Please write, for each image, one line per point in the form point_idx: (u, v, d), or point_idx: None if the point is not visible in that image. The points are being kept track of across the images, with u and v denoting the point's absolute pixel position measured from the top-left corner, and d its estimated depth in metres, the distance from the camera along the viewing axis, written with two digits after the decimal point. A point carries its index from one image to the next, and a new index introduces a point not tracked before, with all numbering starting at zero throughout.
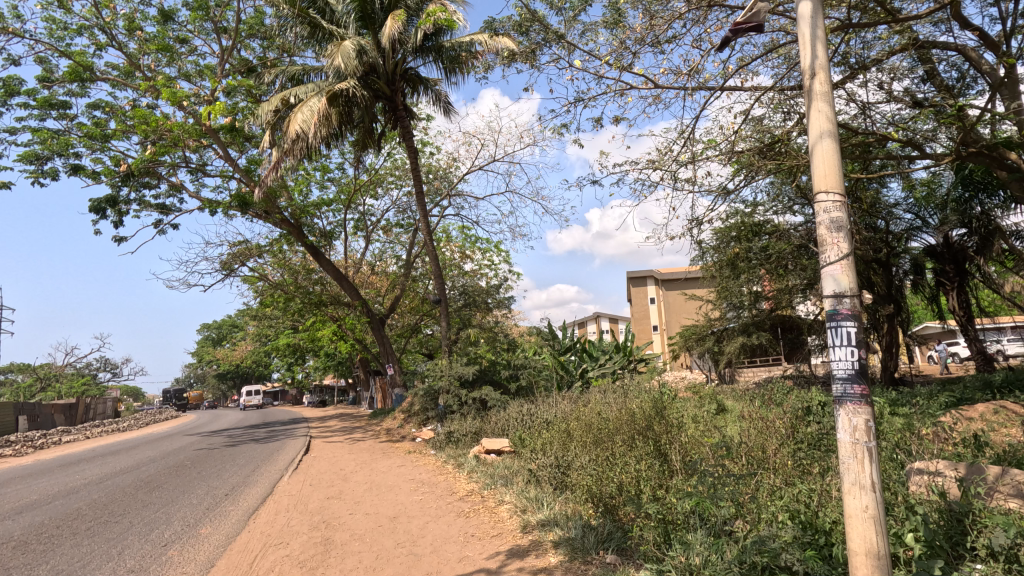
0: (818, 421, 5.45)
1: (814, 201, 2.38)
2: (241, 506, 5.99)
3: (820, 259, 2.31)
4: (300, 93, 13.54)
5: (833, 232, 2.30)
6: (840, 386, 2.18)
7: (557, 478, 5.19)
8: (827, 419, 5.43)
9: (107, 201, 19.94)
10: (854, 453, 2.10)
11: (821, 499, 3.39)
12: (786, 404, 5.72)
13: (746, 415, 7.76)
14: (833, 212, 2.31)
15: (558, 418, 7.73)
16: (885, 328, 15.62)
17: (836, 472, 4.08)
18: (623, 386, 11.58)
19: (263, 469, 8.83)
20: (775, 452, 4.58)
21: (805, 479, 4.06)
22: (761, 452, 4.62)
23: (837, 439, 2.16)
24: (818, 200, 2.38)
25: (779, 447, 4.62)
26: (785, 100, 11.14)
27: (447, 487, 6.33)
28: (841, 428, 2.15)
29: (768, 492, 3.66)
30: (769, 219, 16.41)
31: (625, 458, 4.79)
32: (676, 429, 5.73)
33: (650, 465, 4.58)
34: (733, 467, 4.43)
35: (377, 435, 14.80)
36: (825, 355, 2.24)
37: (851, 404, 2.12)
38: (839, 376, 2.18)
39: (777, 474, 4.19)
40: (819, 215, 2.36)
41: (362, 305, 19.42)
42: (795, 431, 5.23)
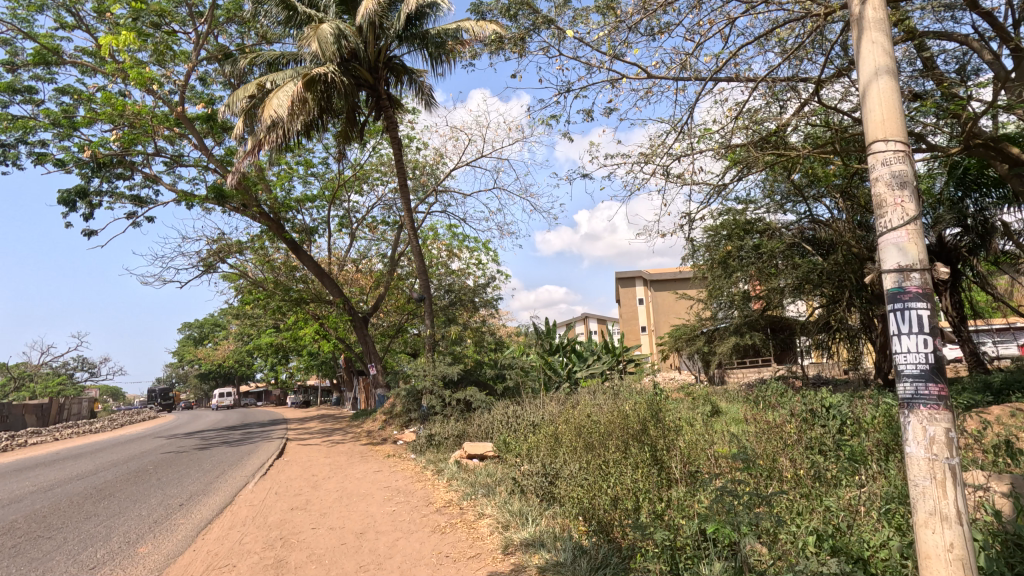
0: (826, 425, 5.01)
1: (870, 150, 2.04)
2: (193, 519, 5.41)
3: (881, 225, 1.98)
4: (276, 78, 12.91)
5: (894, 190, 2.00)
6: (910, 386, 1.92)
7: (544, 489, 4.66)
8: (837, 424, 4.99)
9: (77, 192, 19.14)
10: (932, 473, 1.87)
11: (847, 517, 3.01)
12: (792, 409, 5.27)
13: (744, 419, 7.34)
14: (895, 164, 1.98)
15: (545, 421, 7.24)
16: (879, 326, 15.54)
17: (859, 486, 3.63)
18: (613, 387, 11.14)
19: (228, 475, 8.23)
20: (791, 464, 4.11)
21: (825, 493, 3.59)
22: (771, 463, 4.19)
23: (911, 456, 1.91)
24: (876, 150, 2.04)
25: (794, 461, 4.18)
26: (783, 91, 10.73)
27: (424, 496, 5.79)
28: (915, 441, 1.91)
29: (789, 510, 3.21)
30: (761, 217, 16.09)
31: (622, 466, 4.34)
32: (673, 434, 5.28)
33: (649, 475, 4.15)
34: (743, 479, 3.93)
35: (357, 437, 14.21)
36: (891, 345, 1.95)
37: (926, 411, 1.88)
38: (910, 375, 1.92)
39: (795, 489, 3.72)
40: (879, 168, 2.02)
41: (344, 303, 18.78)
42: (804, 442, 4.78)
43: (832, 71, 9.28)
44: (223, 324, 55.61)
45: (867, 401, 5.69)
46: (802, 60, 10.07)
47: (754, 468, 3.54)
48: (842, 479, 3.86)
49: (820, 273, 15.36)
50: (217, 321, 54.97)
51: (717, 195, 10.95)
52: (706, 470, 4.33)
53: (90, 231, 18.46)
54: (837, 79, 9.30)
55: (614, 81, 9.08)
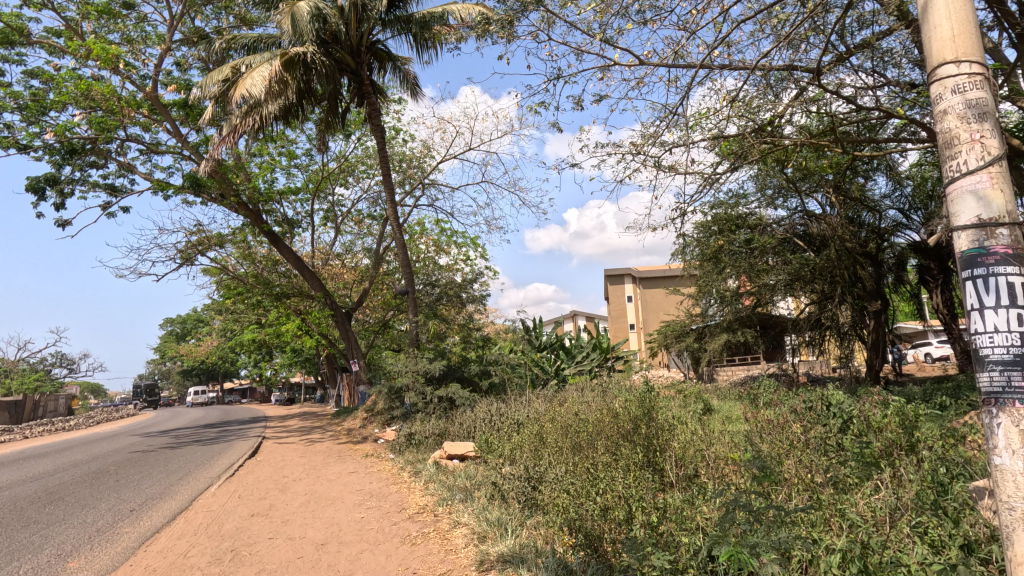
0: (835, 427, 4.65)
1: (943, 70, 2.09)
2: (140, 527, 4.91)
3: (959, 171, 2.02)
4: (252, 60, 12.33)
5: (970, 123, 2.03)
6: (999, 374, 1.89)
7: (526, 496, 4.23)
8: (844, 425, 4.63)
9: (47, 179, 18.34)
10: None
11: (876, 531, 2.70)
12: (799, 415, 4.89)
13: (740, 419, 7.00)
14: (971, 90, 2.04)
15: (530, 420, 6.85)
16: (870, 323, 15.35)
17: (876, 495, 3.24)
18: (601, 384, 10.78)
19: (193, 476, 7.74)
20: (803, 473, 3.72)
21: (841, 503, 3.18)
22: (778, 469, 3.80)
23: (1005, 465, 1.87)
24: (947, 69, 2.09)
25: (804, 466, 3.82)
26: (779, 79, 10.38)
27: (397, 501, 5.34)
28: (1009, 443, 1.87)
29: (806, 524, 2.84)
30: (753, 211, 15.83)
31: (618, 472, 3.95)
32: (667, 434, 4.89)
33: (644, 484, 3.78)
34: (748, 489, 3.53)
35: (337, 436, 13.68)
36: (975, 325, 1.92)
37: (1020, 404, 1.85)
38: (996, 361, 1.89)
39: (810, 499, 3.31)
40: (952, 92, 2.08)
41: (326, 298, 18.19)
42: (808, 446, 4.39)
43: (831, 56, 8.94)
44: (206, 320, 54.42)
45: (873, 399, 5.33)
46: (797, 46, 9.75)
47: (767, 475, 3.17)
48: (859, 486, 3.49)
49: (812, 269, 15.10)
50: (200, 317, 53.78)
51: (711, 186, 10.61)
52: (707, 476, 3.96)
53: (60, 221, 17.72)
54: (833, 66, 9.00)
55: (606, 65, 8.67)
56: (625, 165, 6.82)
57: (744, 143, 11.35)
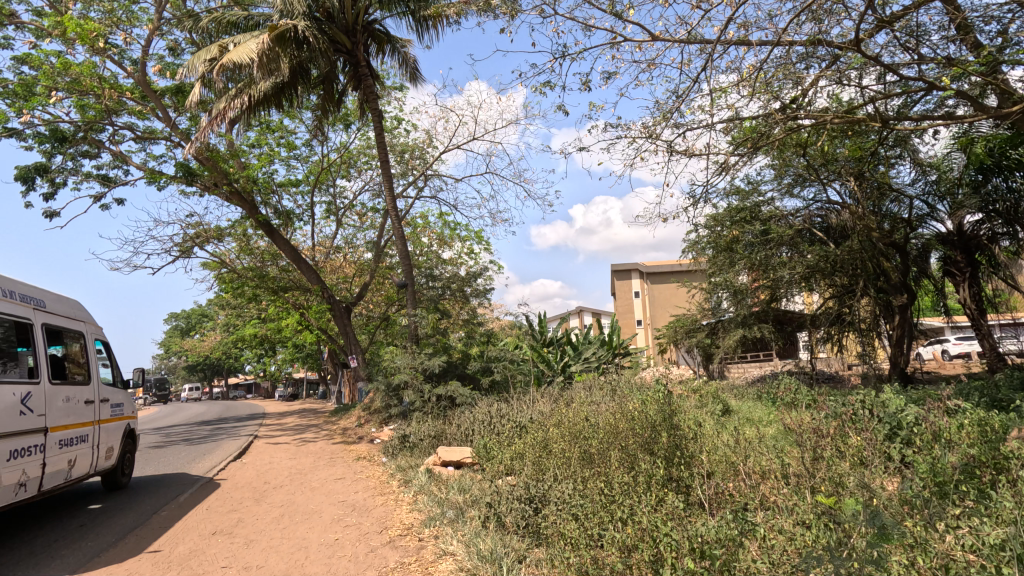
0: (903, 450, 3.88)
1: None
2: (82, 550, 4.33)
3: None
4: (240, 39, 11.70)
5: None
6: None
7: (526, 521, 3.57)
8: (914, 446, 3.85)
9: (38, 168, 17.79)
10: None
11: None
12: (853, 432, 4.15)
13: (771, 428, 6.26)
14: None
15: (534, 423, 6.19)
16: (895, 318, 14.58)
17: (971, 545, 2.53)
18: (611, 381, 10.13)
19: (165, 484, 7.16)
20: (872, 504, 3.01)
21: (923, 555, 2.51)
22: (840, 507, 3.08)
23: None
24: None
25: (877, 499, 3.08)
26: (803, 55, 9.59)
27: (381, 519, 4.67)
28: None
29: None
30: (769, 201, 15.10)
31: (644, 503, 3.29)
32: (691, 446, 4.24)
33: (673, 516, 3.13)
34: (805, 531, 2.85)
35: (331, 435, 13.01)
36: None
37: None
38: None
39: (898, 549, 2.56)
40: None
41: (323, 292, 17.52)
42: (867, 470, 3.66)
43: (867, 25, 8.13)
44: (210, 315, 53.94)
45: (933, 403, 4.57)
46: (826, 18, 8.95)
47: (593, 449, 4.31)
48: (955, 528, 2.77)
49: (833, 263, 14.34)
50: (204, 311, 53.34)
51: (728, 172, 9.88)
52: (751, 508, 3.27)
53: (51, 211, 17.16)
54: (870, 37, 8.18)
55: (616, 41, 8.02)
56: (638, 146, 7.06)
57: (765, 126, 10.59)
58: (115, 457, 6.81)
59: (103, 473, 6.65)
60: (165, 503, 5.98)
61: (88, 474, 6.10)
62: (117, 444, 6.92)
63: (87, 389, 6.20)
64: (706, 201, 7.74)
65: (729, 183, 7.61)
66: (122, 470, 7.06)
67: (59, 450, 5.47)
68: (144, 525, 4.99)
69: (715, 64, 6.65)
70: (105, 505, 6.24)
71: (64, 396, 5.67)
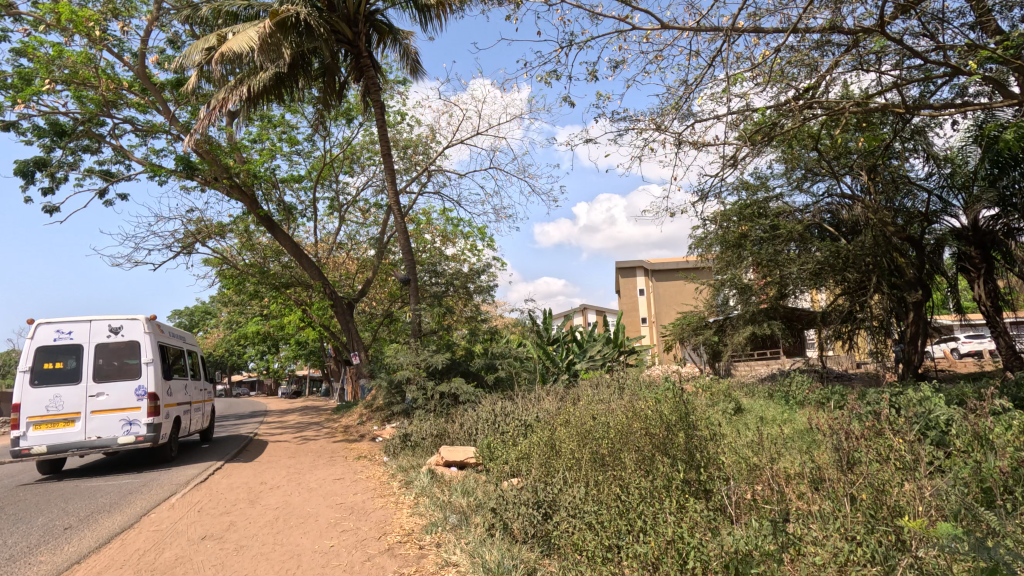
0: (944, 455, 3.57)
1: None
2: (65, 552, 4.10)
3: None
4: (238, 27, 11.43)
5: None
6: None
7: (536, 531, 3.31)
8: (955, 451, 3.56)
9: (38, 162, 17.59)
10: None
11: None
12: (885, 431, 3.86)
13: (790, 428, 5.98)
14: None
15: (541, 422, 5.93)
16: (911, 315, 14.15)
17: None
18: (618, 379, 9.86)
19: (217, 448, 10.38)
20: (918, 513, 2.74)
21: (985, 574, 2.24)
22: (882, 517, 2.78)
23: None
24: None
25: (921, 507, 2.77)
26: (819, 43, 9.26)
27: (380, 523, 4.41)
28: None
29: None
30: (778, 196, 14.83)
31: (662, 514, 3.05)
32: (710, 447, 3.97)
33: (697, 529, 2.88)
34: (849, 546, 2.59)
35: (333, 433, 12.80)
36: None
37: None
38: None
39: (955, 563, 2.27)
40: None
41: (325, 289, 17.27)
42: (903, 473, 3.39)
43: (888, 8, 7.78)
44: (213, 312, 53.85)
45: (967, 404, 4.28)
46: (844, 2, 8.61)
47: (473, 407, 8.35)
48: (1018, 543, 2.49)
49: (845, 259, 14.02)
50: (208, 309, 53.29)
51: (739, 164, 9.58)
52: (782, 517, 2.99)
53: (50, 206, 16.95)
54: (892, 20, 7.83)
55: (624, 30, 7.74)
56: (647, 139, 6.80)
57: (778, 117, 10.26)
58: (209, 422, 11.14)
59: (204, 430, 11.04)
60: (239, 450, 9.96)
61: (200, 429, 10.29)
62: (207, 414, 11.13)
63: (201, 379, 10.52)
64: (717, 196, 7.48)
65: (740, 177, 7.32)
66: (211, 430, 11.36)
67: (193, 414, 9.75)
68: (239, 458, 9.07)
69: (728, 51, 6.34)
70: (207, 449, 10.52)
71: (196, 385, 9.89)
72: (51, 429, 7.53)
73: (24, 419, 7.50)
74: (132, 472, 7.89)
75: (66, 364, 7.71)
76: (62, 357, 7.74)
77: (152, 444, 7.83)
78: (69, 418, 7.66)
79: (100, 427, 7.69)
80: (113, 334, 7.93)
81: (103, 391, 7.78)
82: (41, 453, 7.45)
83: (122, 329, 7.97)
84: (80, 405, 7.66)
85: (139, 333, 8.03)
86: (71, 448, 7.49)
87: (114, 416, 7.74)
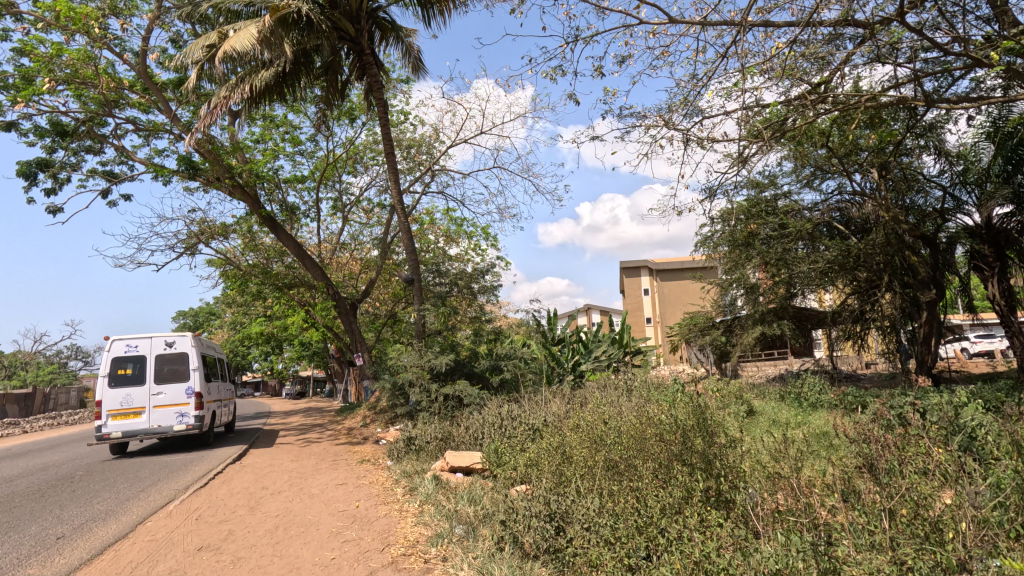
0: (983, 464, 3.35)
1: None
2: (56, 564, 3.94)
3: None
4: (239, 25, 11.27)
5: None
6: None
7: (548, 545, 3.12)
8: (994, 461, 3.33)
9: (40, 163, 17.51)
10: None
11: None
12: (917, 439, 3.63)
13: (807, 432, 5.79)
14: None
15: (549, 426, 5.73)
16: (925, 315, 13.83)
17: None
18: (626, 381, 9.65)
19: (237, 439, 12.34)
20: (964, 532, 2.53)
21: None
22: (926, 535, 2.57)
23: None
24: None
25: (966, 524, 2.57)
26: (832, 37, 9.03)
27: (383, 533, 4.23)
28: None
29: None
30: (787, 194, 14.62)
31: (685, 531, 2.87)
32: (730, 453, 3.78)
33: (723, 550, 2.70)
34: (889, 566, 2.39)
35: (336, 435, 12.66)
36: None
37: None
38: None
39: None
40: None
41: (328, 289, 17.10)
42: (939, 484, 3.18)
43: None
44: (218, 313, 53.85)
45: (1004, 411, 4.03)
46: None
47: (450, 411, 9.90)
48: None
49: (855, 258, 13.81)
50: (212, 309, 53.29)
51: (750, 161, 9.36)
52: (814, 533, 2.79)
53: (52, 206, 16.89)
54: (911, 12, 7.57)
55: (631, 23, 7.53)
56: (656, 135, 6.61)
57: (789, 113, 10.03)
58: (230, 416, 13.16)
59: (227, 423, 13.10)
60: (257, 440, 11.96)
61: (225, 422, 12.26)
62: (230, 410, 13.18)
63: (226, 381, 12.52)
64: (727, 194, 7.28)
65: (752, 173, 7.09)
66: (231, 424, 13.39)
67: (221, 409, 11.67)
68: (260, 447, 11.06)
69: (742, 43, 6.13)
70: (229, 438, 12.49)
71: (224, 385, 11.86)
72: (121, 421, 9.31)
73: (103, 412, 9.33)
74: (183, 456, 9.80)
75: (131, 369, 9.52)
76: (127, 364, 9.52)
77: (198, 432, 9.69)
78: (136, 412, 9.49)
79: (160, 418, 9.53)
80: (167, 346, 9.73)
81: (161, 390, 9.63)
82: (116, 438, 9.30)
83: (175, 343, 9.77)
84: (144, 401, 9.49)
85: (187, 346, 9.84)
86: (139, 436, 9.32)
87: (171, 409, 9.59)
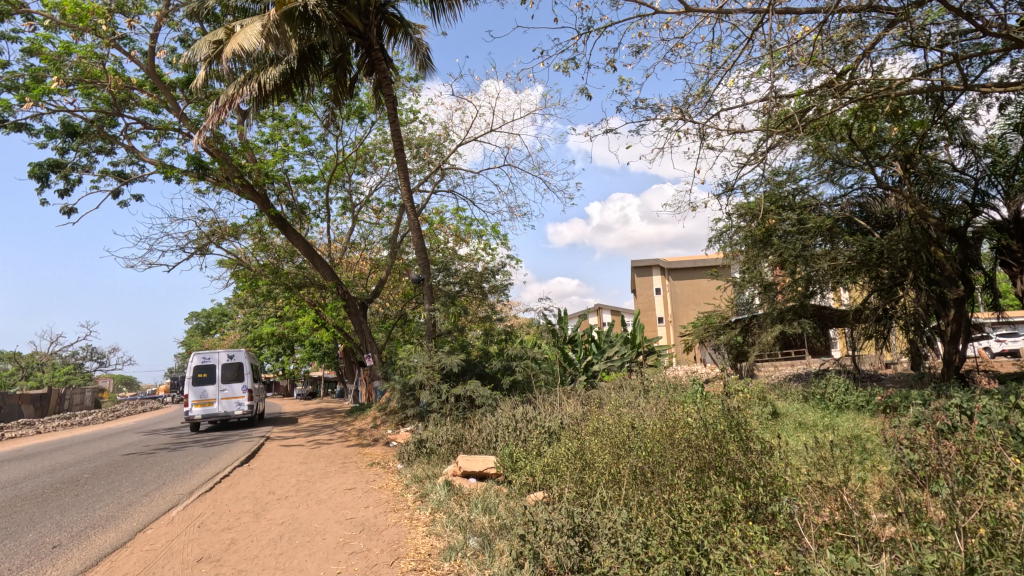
0: None
1: None
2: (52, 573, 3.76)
3: None
4: (246, 21, 11.12)
5: None
6: None
7: (573, 564, 2.81)
8: None
9: (52, 165, 17.56)
10: None
11: None
12: (973, 447, 3.31)
13: (840, 436, 5.45)
14: None
15: (567, 430, 5.45)
16: (952, 313, 13.30)
17: None
18: (642, 382, 9.31)
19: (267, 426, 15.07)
20: None
21: None
22: (1006, 558, 2.28)
23: None
24: None
25: None
26: (857, 24, 8.66)
27: (393, 544, 3.99)
28: None
29: None
30: (805, 189, 14.27)
31: (730, 552, 2.61)
32: (768, 461, 3.49)
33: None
34: None
35: (346, 437, 12.45)
36: None
37: None
38: None
39: None
40: None
41: (338, 289, 16.89)
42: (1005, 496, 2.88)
43: None
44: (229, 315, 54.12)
45: None
46: None
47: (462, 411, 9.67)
48: None
49: (878, 253, 13.43)
50: (224, 310, 53.49)
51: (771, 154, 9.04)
52: (873, 553, 2.52)
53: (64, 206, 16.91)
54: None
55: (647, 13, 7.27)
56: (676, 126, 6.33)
57: (811, 104, 9.67)
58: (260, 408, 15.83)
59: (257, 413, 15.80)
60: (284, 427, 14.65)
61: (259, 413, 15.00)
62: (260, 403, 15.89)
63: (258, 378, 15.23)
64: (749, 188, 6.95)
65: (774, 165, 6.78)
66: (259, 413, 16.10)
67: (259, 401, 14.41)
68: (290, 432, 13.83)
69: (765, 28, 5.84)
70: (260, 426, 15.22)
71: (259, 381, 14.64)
72: (199, 408, 12.26)
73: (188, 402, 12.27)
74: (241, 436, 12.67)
75: (205, 371, 12.36)
76: (202, 368, 12.36)
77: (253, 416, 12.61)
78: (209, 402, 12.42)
79: (228, 407, 12.46)
80: (229, 356, 12.53)
81: (227, 387, 12.52)
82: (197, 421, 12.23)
83: (235, 352, 12.61)
84: (215, 395, 12.38)
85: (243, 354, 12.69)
86: (213, 420, 12.31)
87: (235, 400, 12.51)
